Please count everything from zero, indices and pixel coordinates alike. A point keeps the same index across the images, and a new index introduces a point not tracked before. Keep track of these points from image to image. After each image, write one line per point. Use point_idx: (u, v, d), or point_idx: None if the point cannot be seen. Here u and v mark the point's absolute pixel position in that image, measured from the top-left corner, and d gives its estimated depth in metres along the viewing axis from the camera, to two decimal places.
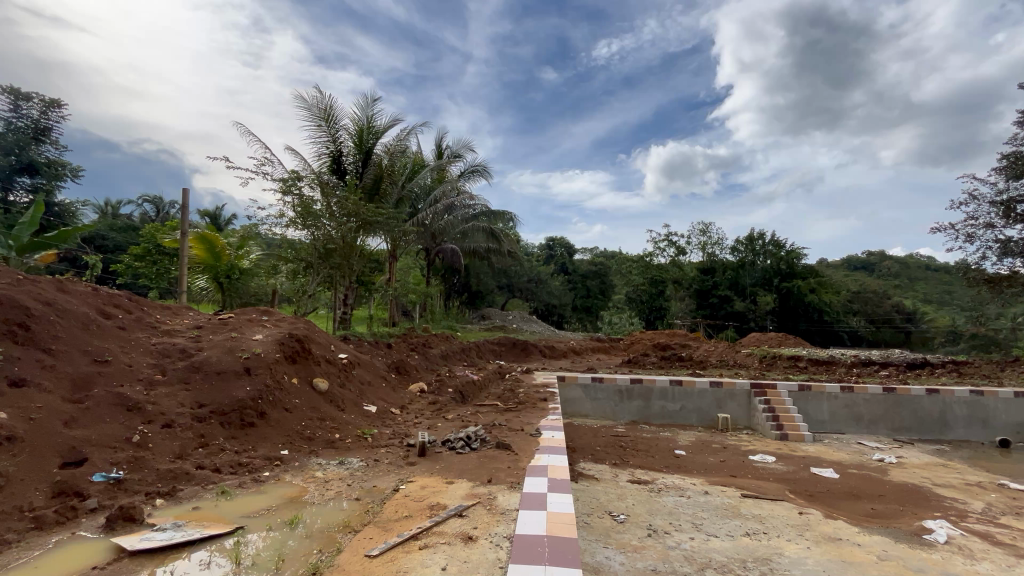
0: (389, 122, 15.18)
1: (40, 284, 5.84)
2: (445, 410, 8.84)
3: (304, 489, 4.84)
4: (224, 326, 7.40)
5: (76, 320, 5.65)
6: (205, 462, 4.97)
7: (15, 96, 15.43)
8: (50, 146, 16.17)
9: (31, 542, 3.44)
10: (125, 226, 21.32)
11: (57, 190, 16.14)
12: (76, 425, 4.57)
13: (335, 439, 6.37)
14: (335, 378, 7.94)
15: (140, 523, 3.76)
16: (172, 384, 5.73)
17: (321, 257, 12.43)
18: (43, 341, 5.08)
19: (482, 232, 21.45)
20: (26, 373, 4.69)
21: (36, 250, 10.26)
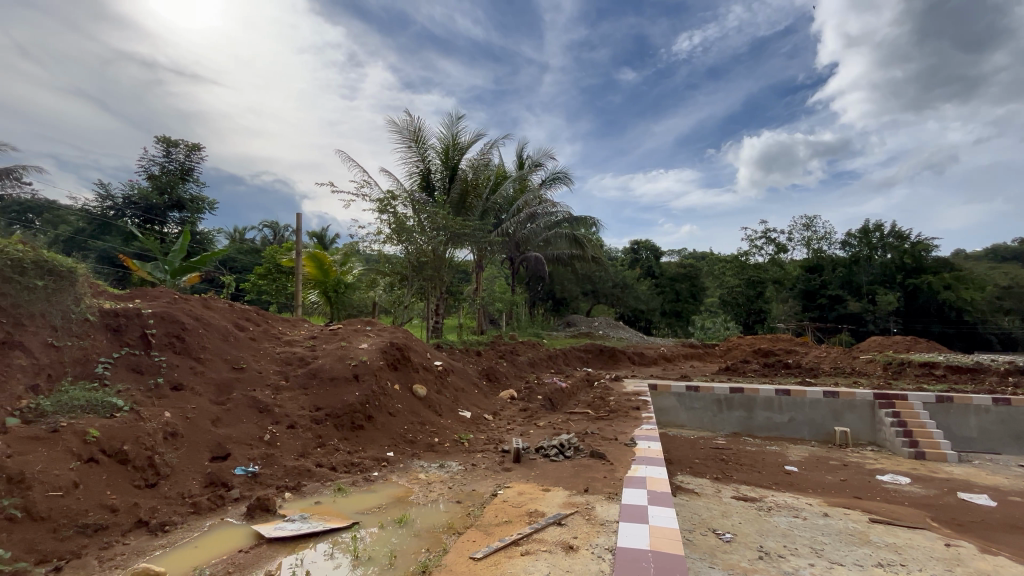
0: (473, 137, 15.77)
1: (191, 302, 6.81)
2: (536, 417, 8.88)
3: (409, 489, 5.12)
4: (335, 336, 8.11)
5: (218, 332, 6.50)
6: (323, 461, 5.45)
7: (167, 144, 18.28)
8: (193, 183, 18.88)
9: (191, 524, 3.99)
10: (250, 249, 24.28)
11: (198, 221, 18.72)
12: (220, 424, 5.25)
13: (434, 444, 6.67)
14: (432, 385, 8.34)
15: (274, 513, 4.21)
16: (294, 389, 6.37)
17: (415, 270, 13.18)
18: (195, 350, 5.91)
19: (565, 239, 21.40)
20: (183, 378, 5.47)
21: (184, 274, 11.99)
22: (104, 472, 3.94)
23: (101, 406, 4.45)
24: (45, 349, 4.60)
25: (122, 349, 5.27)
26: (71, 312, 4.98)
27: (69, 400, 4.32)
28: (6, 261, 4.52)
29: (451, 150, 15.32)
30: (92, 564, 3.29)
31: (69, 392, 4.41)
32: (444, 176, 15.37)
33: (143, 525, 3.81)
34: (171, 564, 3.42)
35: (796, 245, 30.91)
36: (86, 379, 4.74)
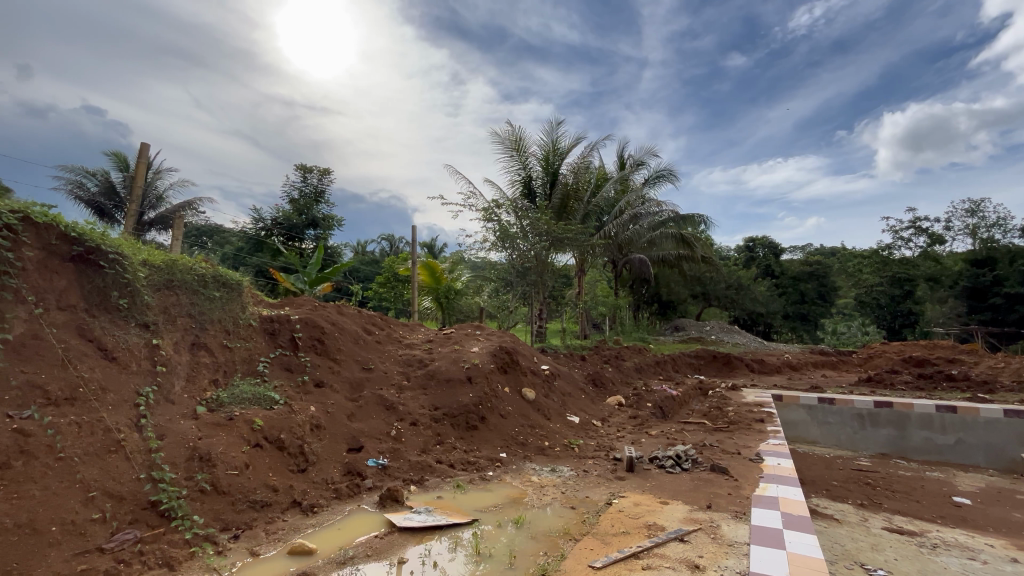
0: (573, 141, 15.75)
1: (329, 309, 7.66)
2: (648, 426, 8.51)
3: (524, 491, 5.21)
4: (449, 340, 8.58)
5: (350, 336, 7.22)
6: (443, 457, 5.78)
7: (304, 170, 20.87)
8: (325, 204, 21.25)
9: (335, 508, 4.46)
10: (372, 261, 26.75)
11: (329, 237, 21.03)
12: (355, 419, 5.81)
13: (545, 447, 6.74)
14: (540, 389, 8.42)
15: (403, 504, 4.54)
16: (415, 388, 6.85)
17: (519, 275, 13.45)
18: (332, 351, 6.62)
19: (671, 239, 20.36)
20: (323, 376, 6.16)
21: (319, 284, 13.56)
22: (267, 456, 4.56)
23: (263, 399, 5.17)
24: (222, 349, 5.46)
25: (277, 349, 6.07)
26: (240, 317, 5.85)
27: (240, 393, 5.08)
28: (194, 277, 5.46)
29: (551, 155, 15.45)
30: (261, 535, 3.82)
31: (239, 386, 5.19)
32: (545, 181, 15.53)
33: (297, 505, 4.34)
34: (320, 542, 3.84)
35: (958, 234, 26.05)
36: (251, 375, 5.55)
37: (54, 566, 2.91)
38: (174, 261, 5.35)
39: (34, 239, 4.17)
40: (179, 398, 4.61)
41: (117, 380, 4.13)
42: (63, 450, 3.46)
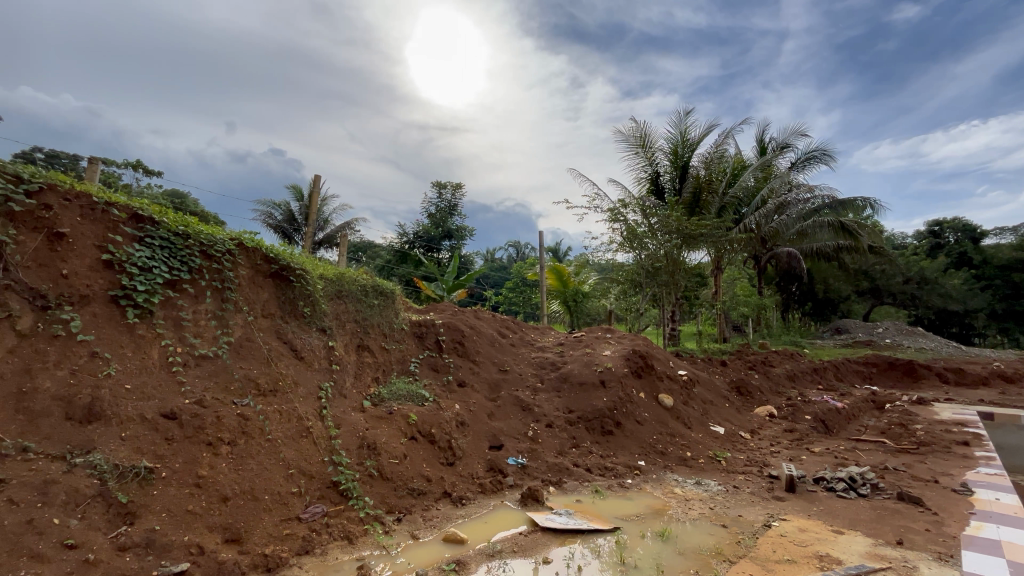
0: (704, 130, 14.64)
1: (467, 313, 8.17)
2: (809, 442, 7.49)
3: (667, 503, 4.94)
4: (580, 343, 8.57)
5: (487, 338, 7.62)
6: (580, 461, 5.77)
7: (439, 187, 22.69)
8: (458, 216, 22.78)
9: (480, 501, 4.72)
10: (500, 267, 28.01)
11: (462, 246, 22.48)
12: (495, 418, 6.11)
13: (687, 458, 6.34)
14: (678, 395, 7.96)
15: (543, 504, 4.63)
16: (549, 391, 6.96)
17: (649, 276, 12.86)
18: (472, 353, 7.05)
19: (827, 228, 17.78)
20: (465, 377, 6.59)
21: (455, 290, 14.57)
22: (421, 449, 5.01)
23: (416, 396, 5.70)
24: (381, 350, 6.15)
25: (425, 351, 6.65)
26: (393, 322, 6.54)
27: (397, 390, 5.68)
28: (358, 287, 6.24)
29: (680, 148, 14.56)
30: (419, 521, 4.20)
31: (396, 384, 5.81)
32: (674, 176, 14.69)
33: (448, 496, 4.68)
34: (471, 532, 4.10)
35: None
36: (405, 374, 6.17)
37: (268, 529, 3.51)
38: (343, 274, 6.17)
39: (245, 258, 5.00)
40: (350, 392, 5.31)
41: (305, 376, 4.88)
42: (271, 433, 4.14)
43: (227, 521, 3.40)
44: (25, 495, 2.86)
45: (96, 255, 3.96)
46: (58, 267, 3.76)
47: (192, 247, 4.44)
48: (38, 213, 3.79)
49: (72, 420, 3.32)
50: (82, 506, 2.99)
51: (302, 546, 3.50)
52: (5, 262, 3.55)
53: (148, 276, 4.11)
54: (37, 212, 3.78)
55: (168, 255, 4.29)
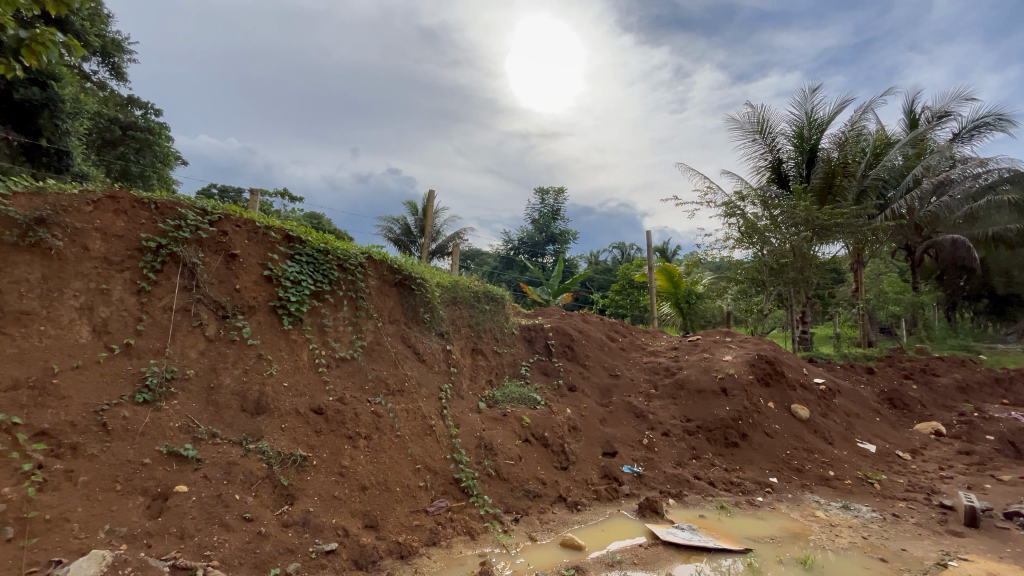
0: (836, 108, 12.95)
1: (575, 317, 8.13)
2: (995, 468, 6.19)
3: (808, 527, 4.42)
4: (696, 347, 8.05)
5: (596, 343, 7.51)
6: (701, 474, 5.40)
7: (542, 192, 22.98)
8: (561, 220, 22.87)
9: (596, 508, 4.65)
10: (605, 269, 27.48)
11: (566, 250, 22.49)
12: (607, 424, 6.00)
13: (829, 477, 5.62)
14: (815, 406, 7.10)
15: (663, 517, 4.42)
16: (664, 398, 6.65)
17: (773, 274, 11.67)
18: (582, 358, 7.01)
19: (1008, 209, 14.64)
20: (575, 381, 6.57)
21: (560, 294, 14.58)
22: (535, 452, 5.08)
23: (527, 399, 5.82)
24: (493, 354, 6.37)
25: (535, 355, 6.75)
26: (504, 327, 6.75)
27: (510, 393, 5.85)
28: (471, 294, 6.55)
29: (806, 130, 13.06)
30: (536, 523, 4.26)
31: (509, 387, 5.99)
32: (799, 162, 13.21)
33: (563, 500, 4.68)
34: (588, 539, 4.05)
35: None
36: (517, 377, 6.33)
37: (400, 519, 3.81)
38: (457, 282, 6.52)
39: (374, 269, 5.50)
40: (466, 394, 5.58)
41: (426, 378, 5.25)
42: (400, 430, 4.50)
43: (367, 509, 3.75)
44: (215, 473, 3.39)
45: (260, 271, 4.60)
46: (233, 283, 4.39)
47: (331, 261, 5.04)
48: (219, 238, 4.44)
49: (246, 411, 3.89)
50: (255, 486, 3.47)
51: (430, 537, 3.74)
52: (197, 279, 4.21)
53: (298, 289, 4.71)
54: (218, 237, 4.44)
55: (312, 269, 4.91)
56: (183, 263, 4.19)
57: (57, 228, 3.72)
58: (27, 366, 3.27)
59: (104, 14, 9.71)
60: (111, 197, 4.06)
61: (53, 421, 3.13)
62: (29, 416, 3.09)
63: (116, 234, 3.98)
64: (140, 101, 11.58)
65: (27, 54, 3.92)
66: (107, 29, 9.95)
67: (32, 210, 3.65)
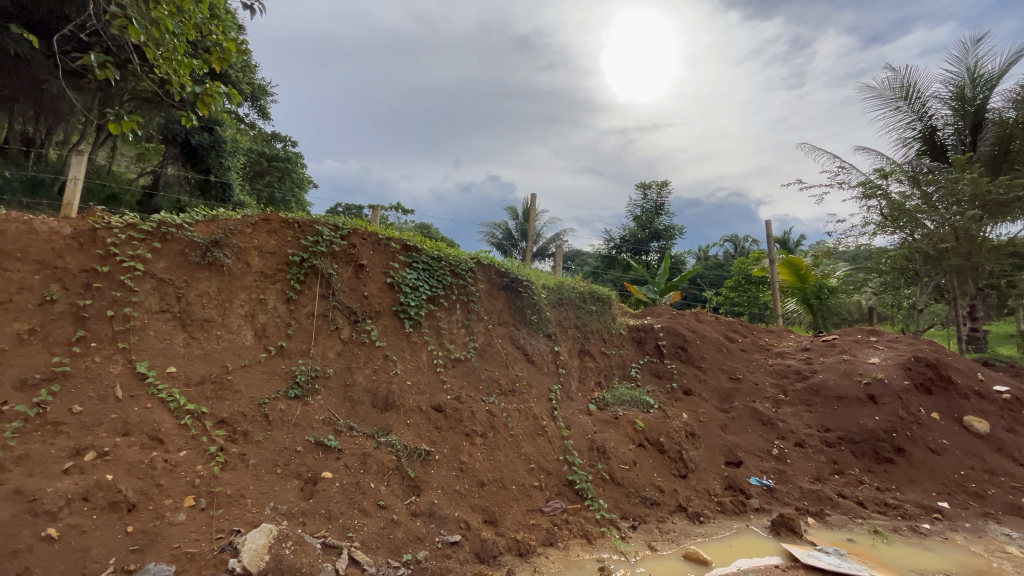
0: (1012, 57, 10.67)
1: (687, 316, 7.68)
2: None
3: (996, 565, 3.66)
4: (833, 348, 7.14)
5: (712, 343, 7.02)
6: (847, 492, 4.77)
7: (644, 188, 22.12)
8: (666, 215, 21.80)
9: (722, 522, 4.32)
10: (716, 265, 25.64)
11: (672, 247, 21.37)
12: (729, 431, 5.57)
13: (1022, 506, 4.63)
14: (996, 419, 5.90)
15: (802, 537, 3.97)
16: (796, 404, 5.99)
17: (929, 262, 9.95)
18: (697, 359, 6.60)
19: None
20: (691, 384, 6.20)
21: (668, 292, 13.87)
22: (651, 457, 4.88)
23: (640, 402, 5.64)
24: (602, 355, 6.26)
25: (645, 357, 6.50)
26: (612, 327, 6.60)
27: (621, 395, 5.71)
28: (577, 294, 6.49)
29: (969, 89, 10.95)
30: (655, 532, 4.08)
31: (619, 389, 5.86)
32: (960, 128, 11.11)
33: (683, 510, 4.43)
34: (713, 553, 3.78)
35: None
36: (627, 380, 6.16)
37: (517, 517, 3.89)
38: (563, 283, 6.51)
39: (483, 273, 5.71)
40: (576, 396, 5.56)
41: (536, 379, 5.33)
42: (513, 429, 4.61)
43: (486, 504, 3.89)
44: (353, 462, 3.76)
45: (383, 279, 5.02)
46: (362, 290, 4.85)
47: (445, 267, 5.36)
48: (349, 250, 4.92)
49: (376, 407, 4.26)
50: (387, 476, 3.78)
51: (547, 537, 3.76)
52: (332, 288, 4.71)
53: (416, 294, 5.06)
54: (348, 250, 4.92)
55: (428, 275, 5.25)
56: (321, 274, 4.71)
57: (227, 249, 4.37)
58: (210, 365, 3.90)
59: (253, 65, 11.41)
60: (265, 220, 4.70)
61: (229, 411, 3.69)
62: (212, 406, 3.68)
63: (270, 251, 4.60)
64: (280, 135, 13.35)
65: (201, 106, 4.68)
66: (256, 77, 11.67)
67: (209, 234, 4.34)
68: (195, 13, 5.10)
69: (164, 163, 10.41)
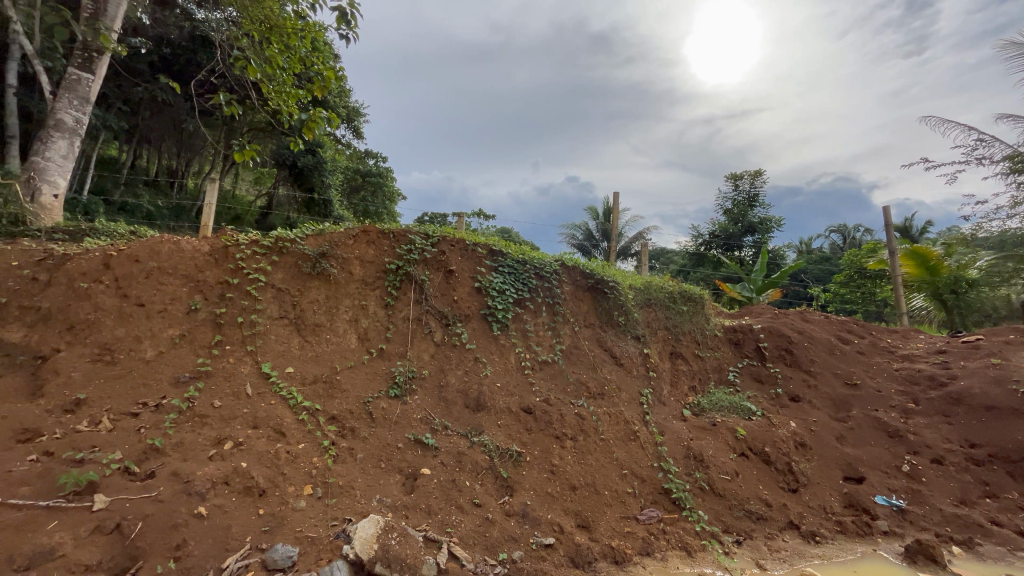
0: None
1: (791, 316, 7.03)
2: None
3: None
4: (977, 350, 6.16)
5: (822, 345, 6.37)
6: (1002, 519, 4.09)
7: (735, 179, 20.72)
8: (761, 207, 20.21)
9: (842, 544, 3.91)
10: (821, 258, 23.29)
11: (769, 240, 19.77)
12: (846, 443, 5.02)
13: None
14: None
15: (946, 568, 3.47)
16: (930, 415, 5.26)
17: None
18: (805, 363, 6.03)
19: None
20: (799, 390, 5.69)
21: (767, 290, 12.86)
22: (755, 468, 4.54)
23: (740, 409, 5.28)
24: (695, 358, 5.94)
25: (744, 360, 6.07)
26: (706, 328, 6.24)
27: (718, 401, 5.39)
28: (666, 294, 6.23)
29: None
30: (764, 549, 3.78)
31: (716, 395, 5.53)
32: None
33: (795, 527, 4.06)
34: None
35: None
36: (724, 384, 5.79)
37: (611, 523, 3.80)
38: (651, 283, 6.28)
39: (567, 275, 5.69)
40: (669, 400, 5.33)
41: (626, 382, 5.19)
42: (604, 433, 4.52)
43: (578, 508, 3.85)
44: (449, 460, 3.91)
45: (471, 283, 5.19)
46: (452, 295, 5.05)
47: (530, 271, 5.44)
48: (439, 256, 5.16)
49: (468, 407, 4.41)
50: (481, 475, 3.89)
51: (643, 546, 3.63)
52: (424, 293, 4.95)
53: (503, 297, 5.17)
54: (438, 256, 5.16)
55: (514, 279, 5.34)
56: (415, 280, 4.98)
57: (333, 259, 4.76)
58: (321, 366, 4.29)
59: (348, 89, 12.41)
60: (364, 231, 5.07)
61: (339, 409, 4.02)
62: (324, 403, 4.03)
63: (370, 260, 4.95)
64: (373, 152, 14.36)
65: (307, 131, 5.16)
66: (350, 100, 12.67)
67: (317, 246, 4.76)
68: (300, 48, 5.68)
69: (275, 184, 11.78)
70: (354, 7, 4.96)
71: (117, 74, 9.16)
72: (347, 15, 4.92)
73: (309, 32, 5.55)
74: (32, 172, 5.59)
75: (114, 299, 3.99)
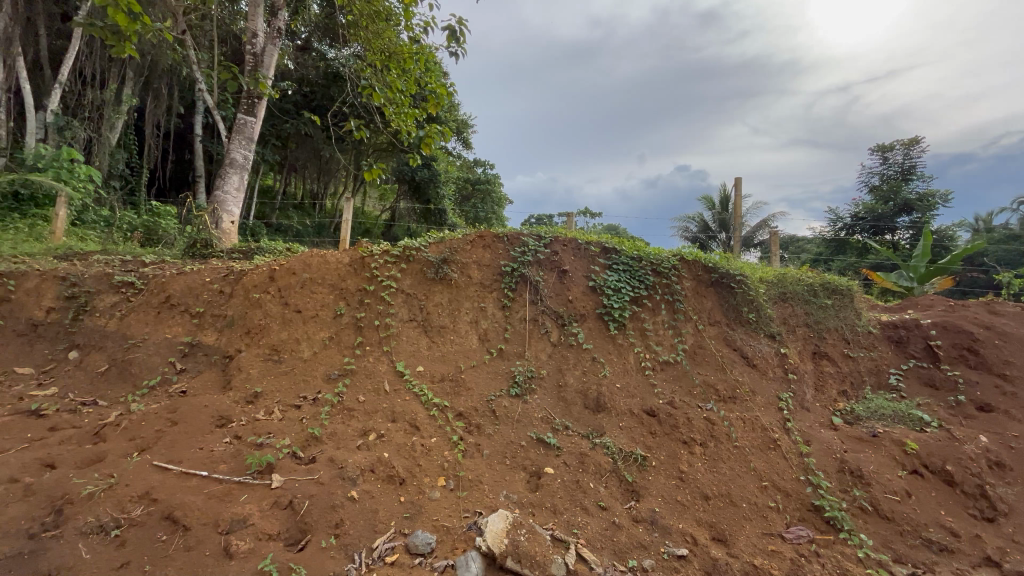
0: None
1: (973, 308, 5.81)
2: None
3: None
4: None
5: (1020, 343, 5.20)
6: None
7: (883, 151, 17.88)
8: (919, 181, 17.19)
9: None
10: (1008, 237, 19.05)
11: (933, 219, 16.68)
12: None
13: None
14: None
15: None
16: None
17: None
18: (995, 365, 4.98)
19: None
20: (990, 398, 4.72)
21: (933, 278, 10.84)
22: (932, 489, 3.86)
23: (909, 418, 4.52)
24: (845, 358, 5.20)
25: (910, 361, 5.18)
26: (857, 325, 5.43)
27: (878, 408, 4.68)
28: (804, 287, 5.57)
29: None
30: None
31: (875, 401, 4.79)
32: None
33: (995, 565, 3.36)
34: None
35: None
36: (884, 390, 5.00)
37: (752, 538, 3.49)
38: (784, 275, 5.66)
39: (688, 270, 5.35)
40: (814, 406, 4.75)
41: (761, 385, 4.73)
42: (738, 440, 4.17)
43: (712, 520, 3.60)
44: (572, 460, 3.90)
45: (585, 283, 5.15)
46: (567, 295, 5.04)
47: (645, 267, 5.21)
48: (552, 257, 5.21)
49: (588, 408, 4.36)
50: (606, 477, 3.81)
51: (793, 568, 3.25)
52: (539, 294, 5.01)
53: (620, 295, 5.02)
54: (551, 257, 5.21)
55: (629, 276, 5.17)
56: (529, 281, 5.06)
57: (453, 264, 5.03)
58: (448, 365, 4.56)
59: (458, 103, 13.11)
60: (480, 236, 5.29)
61: (465, 406, 4.23)
62: (452, 400, 4.27)
63: (486, 263, 5.15)
64: (481, 161, 14.97)
65: (425, 146, 5.53)
66: (459, 113, 13.36)
67: (439, 253, 5.07)
68: (416, 71, 6.12)
69: (398, 198, 12.83)
70: (463, 25, 5.26)
71: (272, 115, 10.75)
72: (456, 33, 5.22)
73: (422, 54, 5.97)
74: (216, 204, 6.76)
75: (278, 306, 4.66)
